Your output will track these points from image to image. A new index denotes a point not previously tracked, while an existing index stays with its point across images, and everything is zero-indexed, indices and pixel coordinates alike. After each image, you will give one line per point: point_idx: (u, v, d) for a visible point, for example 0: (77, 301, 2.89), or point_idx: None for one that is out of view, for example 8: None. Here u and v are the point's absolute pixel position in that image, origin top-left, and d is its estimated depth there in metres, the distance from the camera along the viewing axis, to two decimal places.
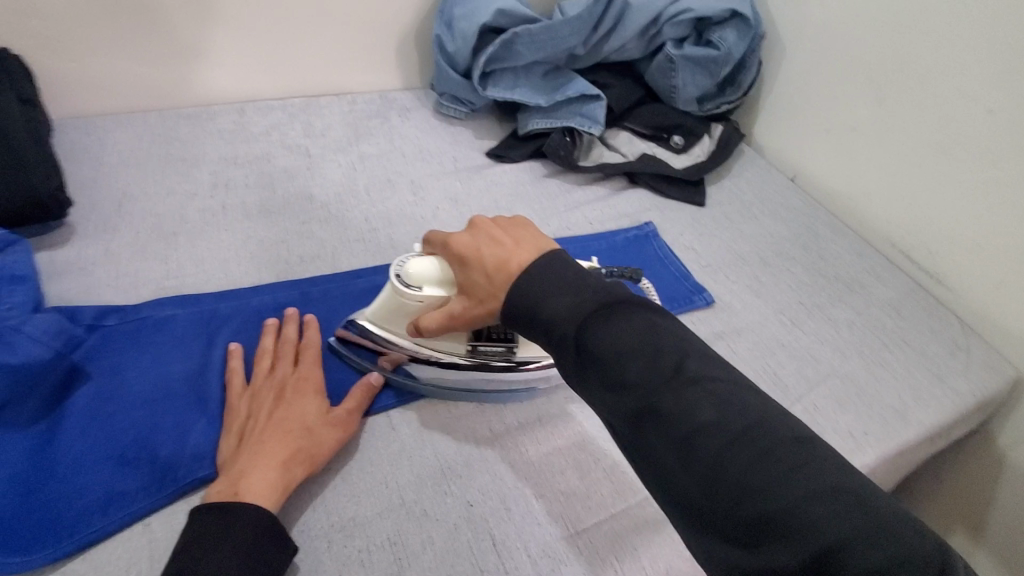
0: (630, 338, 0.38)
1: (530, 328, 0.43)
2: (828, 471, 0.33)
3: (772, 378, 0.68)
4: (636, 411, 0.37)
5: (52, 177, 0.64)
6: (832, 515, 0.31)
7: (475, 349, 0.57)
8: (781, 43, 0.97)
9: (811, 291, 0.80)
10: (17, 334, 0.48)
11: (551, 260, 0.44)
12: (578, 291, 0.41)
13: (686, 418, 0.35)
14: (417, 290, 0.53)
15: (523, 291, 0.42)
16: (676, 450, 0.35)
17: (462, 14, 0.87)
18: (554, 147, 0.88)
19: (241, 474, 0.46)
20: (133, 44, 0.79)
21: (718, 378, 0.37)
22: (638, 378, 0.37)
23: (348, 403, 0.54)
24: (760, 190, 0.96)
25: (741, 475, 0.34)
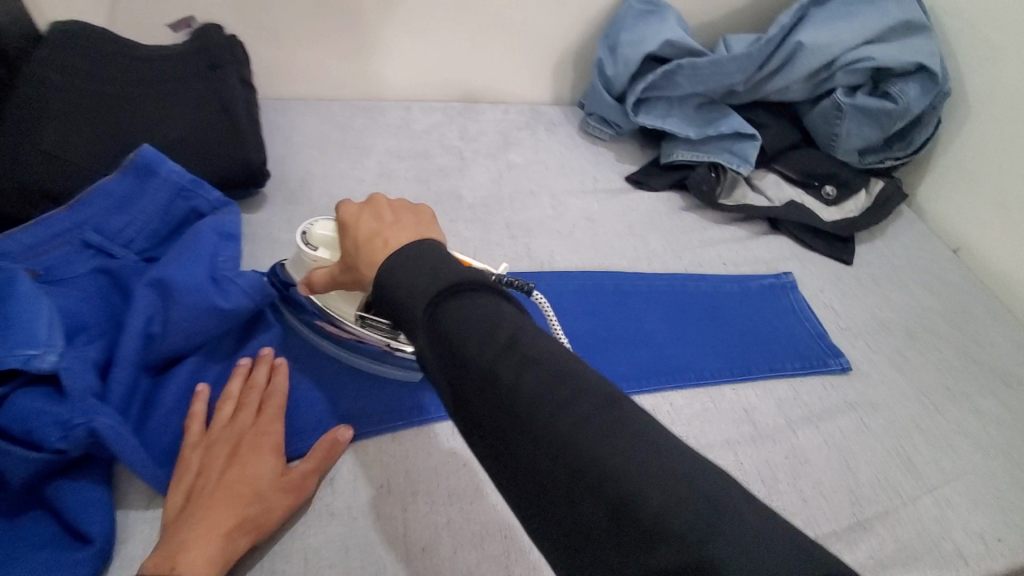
0: (475, 320, 0.36)
1: (391, 312, 0.39)
2: (683, 460, 0.31)
3: (904, 462, 0.64)
4: (503, 409, 0.34)
5: (259, 151, 0.75)
6: (683, 510, 0.29)
7: (364, 321, 0.56)
8: (967, 102, 0.90)
9: (963, 377, 0.73)
10: (231, 283, 0.57)
11: (417, 250, 0.40)
12: (438, 276, 0.38)
13: (527, 399, 0.34)
14: (313, 250, 0.55)
15: (388, 275, 0.39)
16: (528, 444, 0.33)
17: (628, 40, 0.89)
18: (698, 181, 0.87)
19: (179, 544, 0.42)
20: (333, 40, 0.90)
21: (541, 349, 0.36)
22: (476, 361, 0.35)
23: (308, 464, 0.50)
24: (915, 256, 0.89)
25: (586, 456, 0.31)
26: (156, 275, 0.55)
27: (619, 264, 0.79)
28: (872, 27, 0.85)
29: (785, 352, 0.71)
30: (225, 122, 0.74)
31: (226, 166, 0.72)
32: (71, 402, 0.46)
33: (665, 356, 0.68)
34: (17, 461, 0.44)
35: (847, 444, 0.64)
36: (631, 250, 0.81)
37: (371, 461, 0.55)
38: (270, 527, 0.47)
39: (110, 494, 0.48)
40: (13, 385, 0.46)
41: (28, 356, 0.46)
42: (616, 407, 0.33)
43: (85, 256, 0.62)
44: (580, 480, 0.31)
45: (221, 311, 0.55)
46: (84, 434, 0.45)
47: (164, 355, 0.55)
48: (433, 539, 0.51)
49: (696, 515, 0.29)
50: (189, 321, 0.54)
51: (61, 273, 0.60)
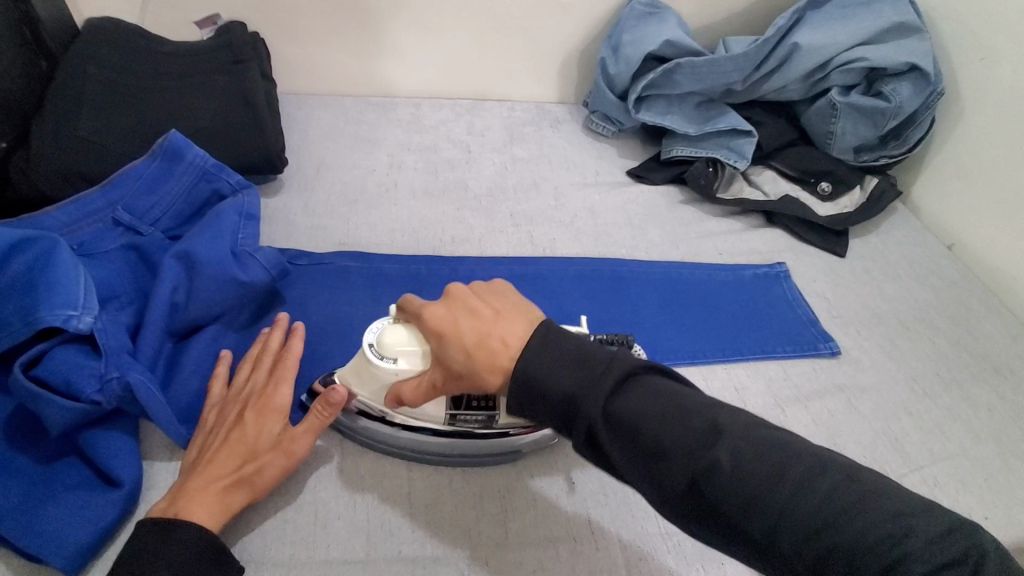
0: (658, 408, 0.42)
1: (540, 410, 0.44)
2: (867, 488, 0.39)
3: (891, 442, 0.66)
4: (688, 473, 0.41)
5: (278, 140, 0.79)
6: (893, 526, 0.37)
7: (455, 418, 0.54)
8: (960, 102, 0.93)
9: (951, 364, 0.75)
10: (251, 258, 0.61)
11: (543, 341, 0.44)
12: (583, 363, 0.43)
13: (734, 477, 0.39)
14: (389, 362, 0.51)
15: (528, 377, 0.43)
16: (728, 505, 0.39)
17: (629, 40, 0.93)
18: (696, 176, 0.91)
19: (182, 494, 0.47)
20: (350, 39, 0.95)
21: (730, 422, 0.42)
22: (678, 442, 0.41)
23: (304, 427, 0.51)
24: (908, 251, 0.91)
25: (804, 512, 0.38)
26: (183, 249, 0.60)
27: (618, 253, 0.82)
28: (866, 29, 0.89)
29: (777, 337, 0.74)
30: (246, 112, 0.79)
31: (246, 154, 0.77)
32: (107, 358, 0.50)
33: (660, 338, 0.71)
34: (57, 410, 0.47)
35: (835, 424, 0.66)
36: (630, 240, 0.84)
37: None
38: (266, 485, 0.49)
39: (135, 444, 0.51)
40: (52, 342, 0.50)
41: (68, 316, 0.50)
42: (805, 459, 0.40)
43: (115, 233, 0.66)
44: (787, 527, 0.38)
45: (241, 283, 0.60)
46: (119, 388, 0.49)
47: (187, 323, 0.59)
48: (434, 497, 0.54)
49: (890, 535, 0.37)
50: (212, 291, 0.59)
51: (94, 248, 0.65)
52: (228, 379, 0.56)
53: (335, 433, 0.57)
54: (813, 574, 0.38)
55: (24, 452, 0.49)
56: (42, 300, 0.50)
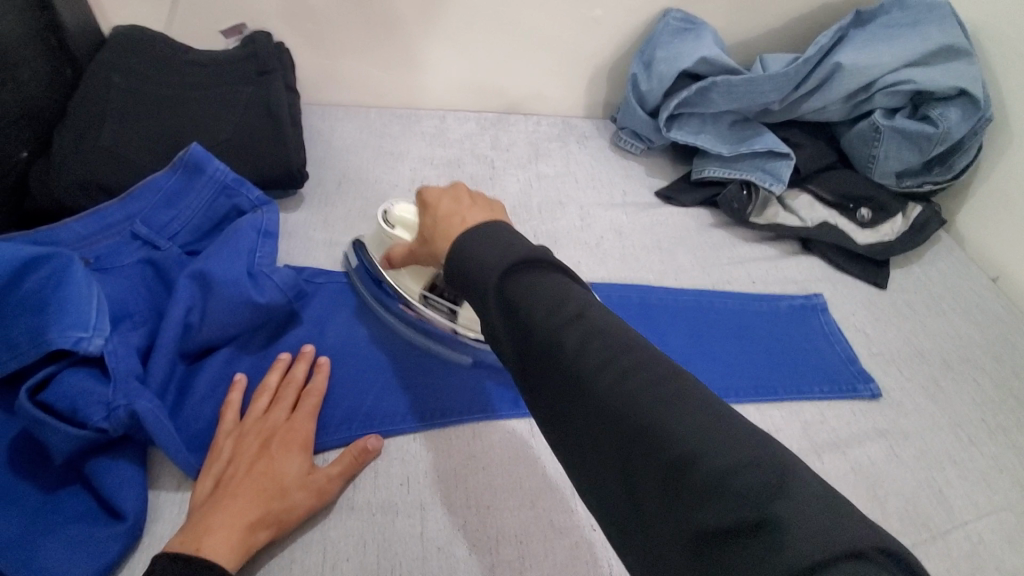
0: (546, 290, 0.36)
1: (460, 282, 0.40)
2: (743, 432, 0.30)
3: (936, 495, 0.61)
4: (550, 360, 0.35)
5: (300, 153, 0.78)
6: (744, 469, 0.28)
7: (426, 299, 0.62)
8: (1011, 128, 0.87)
9: (1001, 411, 0.71)
10: (268, 278, 0.60)
11: (489, 229, 0.40)
12: (506, 247, 0.38)
13: (580, 359, 0.34)
14: (392, 227, 0.63)
15: (461, 254, 0.40)
16: (573, 389, 0.34)
17: (662, 57, 0.90)
18: (729, 199, 0.87)
19: (203, 529, 0.44)
20: (376, 51, 0.93)
21: (611, 326, 0.35)
22: (541, 322, 0.35)
23: (335, 468, 0.51)
24: (953, 284, 0.86)
25: (647, 418, 0.31)
26: (198, 268, 0.58)
27: (645, 278, 0.79)
28: (914, 50, 0.84)
29: (814, 375, 0.70)
30: (268, 125, 0.77)
31: (267, 167, 0.75)
32: (115, 383, 0.49)
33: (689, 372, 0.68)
34: (64, 438, 0.46)
35: (875, 473, 0.62)
36: (657, 264, 0.81)
37: (391, 460, 0.55)
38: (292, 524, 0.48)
39: (142, 474, 0.50)
40: (61, 364, 0.49)
41: (78, 338, 0.49)
42: (680, 382, 0.33)
43: (133, 246, 0.65)
44: (618, 425, 0.32)
45: (257, 305, 0.58)
46: (125, 416, 0.47)
47: (200, 345, 0.57)
48: (448, 539, 0.51)
49: (756, 491, 0.27)
50: (225, 314, 0.57)
51: (110, 262, 0.63)
52: (241, 407, 0.55)
53: None
54: (632, 493, 0.31)
55: (27, 480, 0.47)
56: (53, 321, 0.49)
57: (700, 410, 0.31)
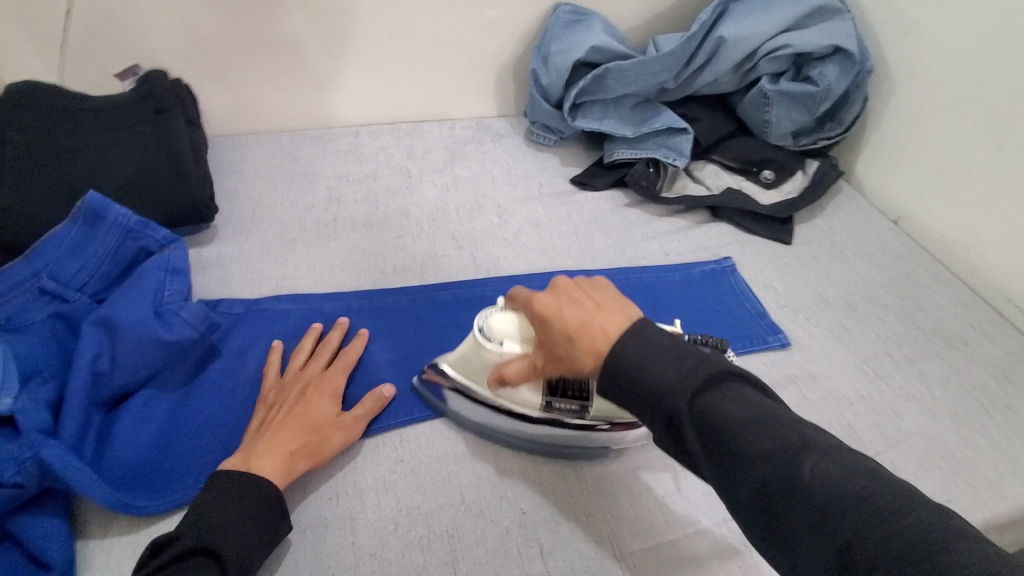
0: (746, 412, 0.41)
1: (621, 391, 0.44)
2: (952, 527, 0.35)
3: (846, 429, 0.66)
4: (768, 479, 0.39)
5: (206, 189, 0.78)
6: (978, 573, 0.32)
7: (551, 404, 0.58)
8: (890, 79, 0.94)
9: (904, 343, 0.76)
10: (176, 316, 0.61)
11: (638, 332, 0.45)
12: (678, 358, 0.43)
13: (817, 491, 0.37)
14: (496, 345, 0.55)
15: (619, 360, 0.44)
16: (796, 518, 0.38)
17: (558, 50, 0.93)
18: (637, 178, 0.91)
19: (255, 453, 0.52)
20: (278, 75, 0.94)
21: (830, 448, 0.39)
22: (756, 450, 0.40)
23: (360, 409, 0.59)
24: (855, 231, 0.92)
25: (882, 538, 0.35)
26: (102, 315, 0.59)
27: (563, 264, 0.81)
28: (787, 16, 0.89)
29: (727, 333, 0.73)
30: (171, 163, 0.77)
31: (174, 205, 0.76)
32: (21, 440, 0.49)
33: None
34: None
35: None
36: (575, 249, 0.83)
37: (320, 475, 0.57)
38: (328, 456, 0.55)
39: (66, 527, 0.50)
40: None
41: None
42: (908, 500, 0.36)
43: (42, 302, 0.64)
44: (851, 553, 0.35)
45: (167, 342, 0.59)
46: (34, 466, 0.48)
47: (114, 390, 0.57)
48: (380, 544, 0.52)
49: None
50: (137, 356, 0.58)
51: (16, 321, 0.62)
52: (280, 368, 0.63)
53: None
54: None
55: None
56: None
57: (922, 518, 0.35)
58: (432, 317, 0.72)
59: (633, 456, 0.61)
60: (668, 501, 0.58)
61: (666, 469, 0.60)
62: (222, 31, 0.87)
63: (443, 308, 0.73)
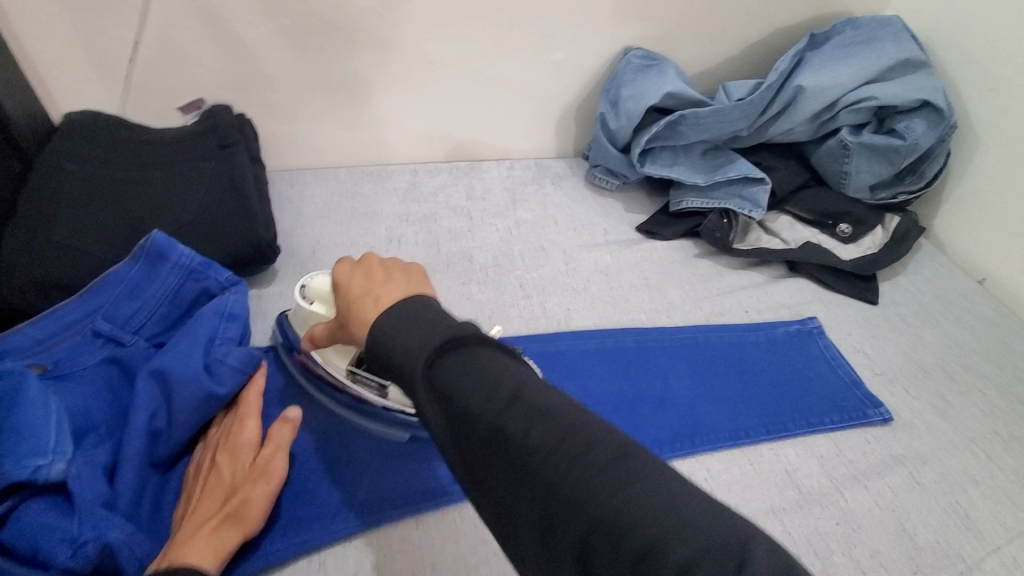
0: (476, 369, 0.36)
1: (376, 362, 0.39)
2: (659, 475, 0.32)
3: (963, 520, 0.59)
4: (488, 439, 0.35)
5: (271, 229, 0.75)
6: (654, 515, 0.30)
7: (354, 376, 0.56)
8: (973, 134, 0.90)
9: (1013, 421, 0.69)
10: (221, 364, 0.56)
11: (410, 310, 0.39)
12: (432, 324, 0.38)
13: (521, 445, 0.34)
14: (308, 304, 0.57)
15: (377, 339, 0.38)
16: (518, 481, 0.34)
17: (628, 94, 0.90)
18: (710, 228, 0.87)
19: (175, 546, 0.45)
20: (339, 111, 0.91)
21: (546, 400, 0.35)
22: (478, 410, 0.35)
23: (275, 454, 0.53)
24: (940, 291, 0.86)
25: (573, 487, 0.32)
26: (157, 366, 0.55)
27: (639, 318, 0.77)
28: (870, 67, 0.86)
29: (822, 404, 0.67)
30: (233, 200, 0.74)
31: (237, 245, 0.72)
32: (79, 516, 0.44)
33: (697, 416, 0.65)
34: None
35: (901, 505, 0.59)
36: (648, 303, 0.79)
37: (397, 553, 0.53)
38: (256, 516, 0.49)
39: None
40: (19, 497, 0.44)
41: (36, 466, 0.45)
42: (602, 444, 0.33)
43: (94, 345, 0.60)
44: (568, 511, 0.32)
45: (217, 397, 0.55)
46: (95, 551, 0.43)
47: (171, 450, 0.53)
48: None
49: (653, 522, 0.30)
50: (193, 415, 0.54)
51: (67, 366, 0.58)
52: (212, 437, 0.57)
53: (348, 565, 0.52)
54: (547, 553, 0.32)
55: None
56: (6, 451, 0.45)
57: (615, 469, 0.32)
58: None
59: None
60: None
61: None
62: (289, 68, 0.85)
63: None
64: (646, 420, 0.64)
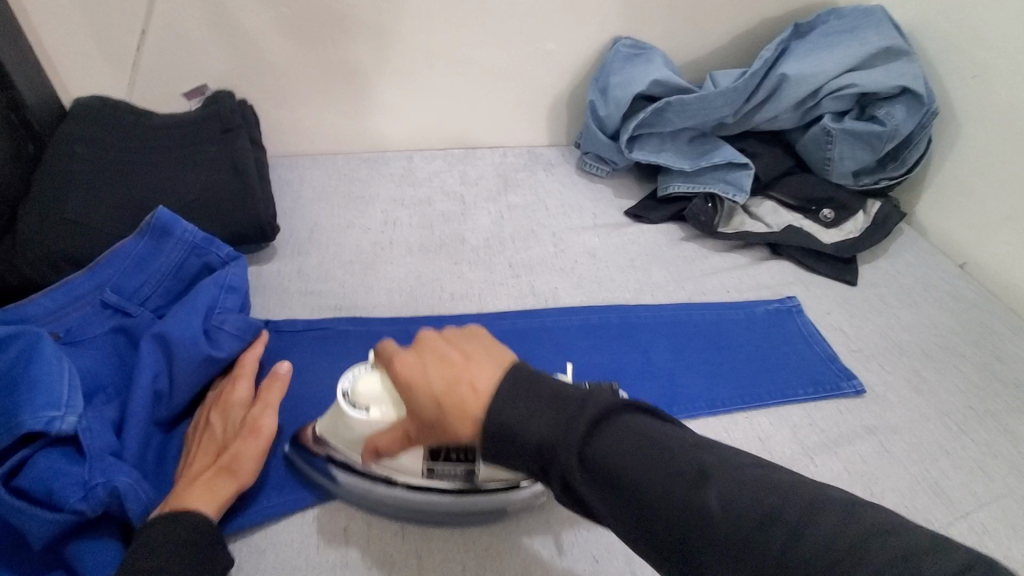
0: (635, 446, 0.38)
1: (507, 454, 0.40)
2: (860, 520, 0.33)
3: (931, 486, 0.62)
4: (680, 520, 0.36)
5: (270, 209, 0.78)
6: (894, 564, 0.30)
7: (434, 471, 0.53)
8: (955, 122, 0.92)
9: (984, 395, 0.72)
10: (220, 332, 0.60)
11: (511, 380, 0.42)
12: (559, 399, 0.40)
13: (715, 516, 0.35)
14: (362, 412, 0.50)
15: (498, 426, 0.40)
16: (683, 532, 0.36)
17: (617, 82, 0.93)
18: (696, 212, 0.89)
19: (174, 495, 0.48)
20: (338, 99, 0.95)
21: (726, 468, 0.37)
22: (653, 485, 0.37)
23: (265, 410, 0.55)
24: (921, 274, 0.89)
25: (791, 551, 0.33)
26: (159, 330, 0.58)
27: (624, 297, 0.79)
28: (852, 55, 0.88)
29: (798, 377, 0.70)
30: (235, 181, 0.78)
31: (238, 224, 0.75)
32: (90, 462, 0.47)
33: (675, 387, 0.68)
34: (36, 523, 0.44)
35: (871, 470, 0.62)
36: (633, 283, 0.82)
37: (386, 509, 0.56)
38: (249, 468, 0.51)
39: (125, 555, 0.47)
40: (35, 446, 0.48)
41: (50, 418, 0.48)
42: (802, 501, 0.34)
43: (103, 315, 0.63)
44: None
45: (217, 360, 0.59)
46: (104, 494, 0.46)
47: (173, 411, 0.57)
48: None
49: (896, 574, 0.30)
50: (195, 377, 0.57)
51: (78, 333, 0.61)
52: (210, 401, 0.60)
53: (339, 519, 0.55)
54: None
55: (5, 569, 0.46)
56: (23, 403, 0.48)
57: (821, 522, 0.33)
58: None
59: None
60: None
61: None
62: (289, 56, 0.89)
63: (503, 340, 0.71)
64: (627, 391, 0.67)
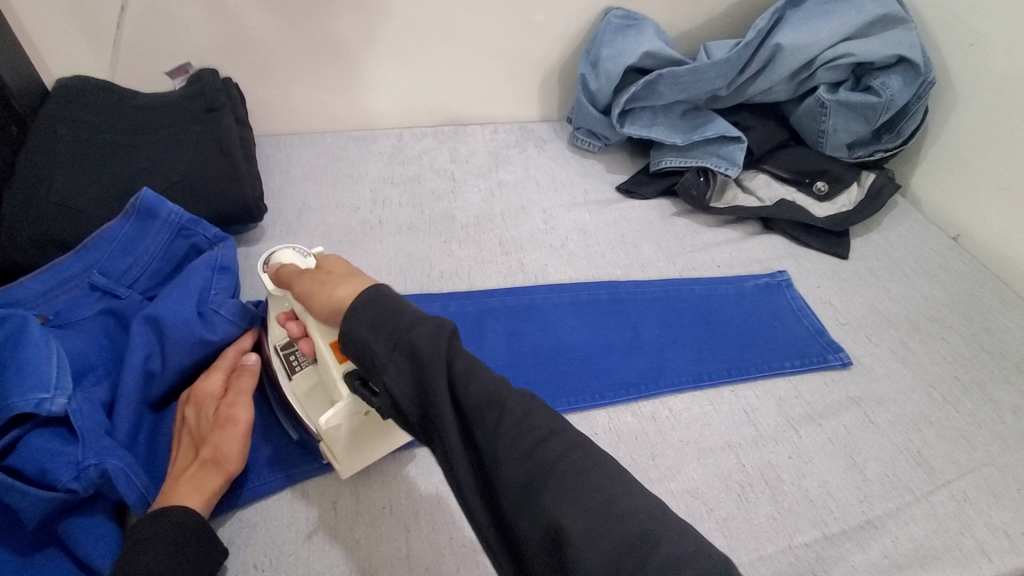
0: (493, 402, 0.40)
1: (365, 343, 0.43)
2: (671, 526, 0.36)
3: (914, 456, 0.62)
4: (514, 475, 0.38)
5: (256, 189, 0.78)
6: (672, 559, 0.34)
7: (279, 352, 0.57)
8: (951, 91, 0.90)
9: (972, 366, 0.72)
10: (218, 315, 0.60)
11: (377, 294, 0.45)
12: (423, 321, 0.43)
13: (542, 477, 0.38)
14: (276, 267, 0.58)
15: (371, 318, 0.43)
16: (525, 501, 0.37)
17: (608, 55, 0.91)
18: (687, 187, 0.89)
19: (161, 494, 0.49)
20: (325, 75, 0.93)
21: (569, 446, 0.39)
22: (503, 441, 0.39)
23: (243, 396, 0.55)
24: (913, 246, 0.88)
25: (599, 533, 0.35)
26: (150, 313, 0.58)
27: (614, 273, 0.79)
28: (848, 23, 0.86)
29: (785, 351, 0.70)
30: (220, 161, 0.77)
31: (223, 205, 0.75)
32: (81, 444, 0.48)
33: (663, 362, 0.68)
34: (30, 502, 0.45)
35: (854, 441, 0.63)
36: (623, 258, 0.81)
37: (370, 484, 0.57)
38: (234, 457, 0.52)
39: (118, 530, 0.50)
40: (25, 428, 0.49)
41: (39, 399, 0.48)
42: (623, 491, 0.37)
43: (92, 298, 0.64)
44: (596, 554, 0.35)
45: (209, 342, 0.59)
46: (95, 475, 0.47)
47: (163, 390, 0.58)
48: (433, 560, 0.52)
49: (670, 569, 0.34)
50: (185, 358, 0.58)
51: (68, 317, 0.62)
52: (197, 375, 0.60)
53: (328, 493, 0.56)
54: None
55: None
56: (12, 385, 0.48)
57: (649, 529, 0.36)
58: (480, 323, 0.71)
59: (691, 475, 0.59)
60: (732, 525, 0.55)
61: (731, 489, 0.58)
62: (271, 30, 0.87)
63: (492, 315, 0.72)
64: (614, 365, 0.68)
